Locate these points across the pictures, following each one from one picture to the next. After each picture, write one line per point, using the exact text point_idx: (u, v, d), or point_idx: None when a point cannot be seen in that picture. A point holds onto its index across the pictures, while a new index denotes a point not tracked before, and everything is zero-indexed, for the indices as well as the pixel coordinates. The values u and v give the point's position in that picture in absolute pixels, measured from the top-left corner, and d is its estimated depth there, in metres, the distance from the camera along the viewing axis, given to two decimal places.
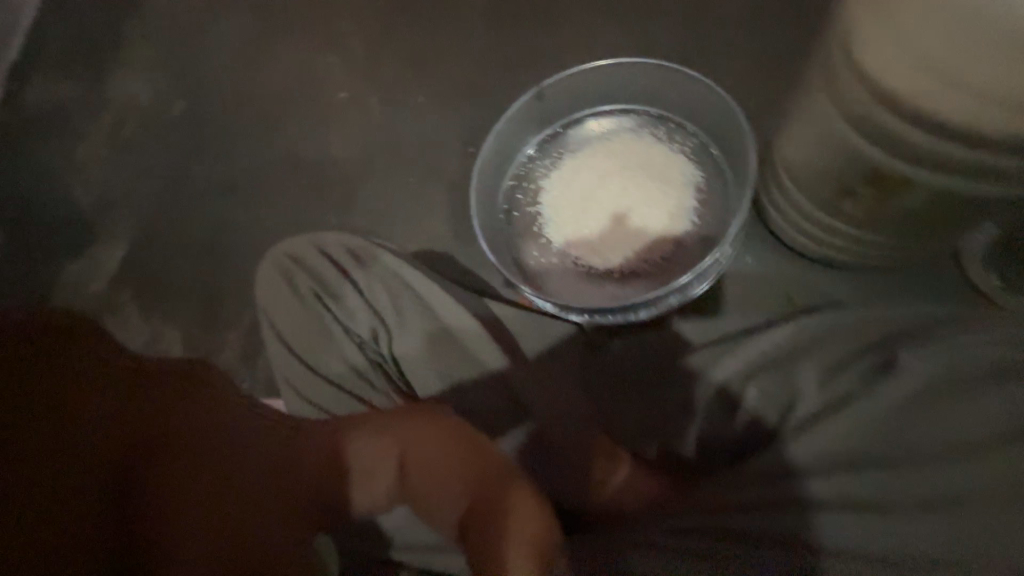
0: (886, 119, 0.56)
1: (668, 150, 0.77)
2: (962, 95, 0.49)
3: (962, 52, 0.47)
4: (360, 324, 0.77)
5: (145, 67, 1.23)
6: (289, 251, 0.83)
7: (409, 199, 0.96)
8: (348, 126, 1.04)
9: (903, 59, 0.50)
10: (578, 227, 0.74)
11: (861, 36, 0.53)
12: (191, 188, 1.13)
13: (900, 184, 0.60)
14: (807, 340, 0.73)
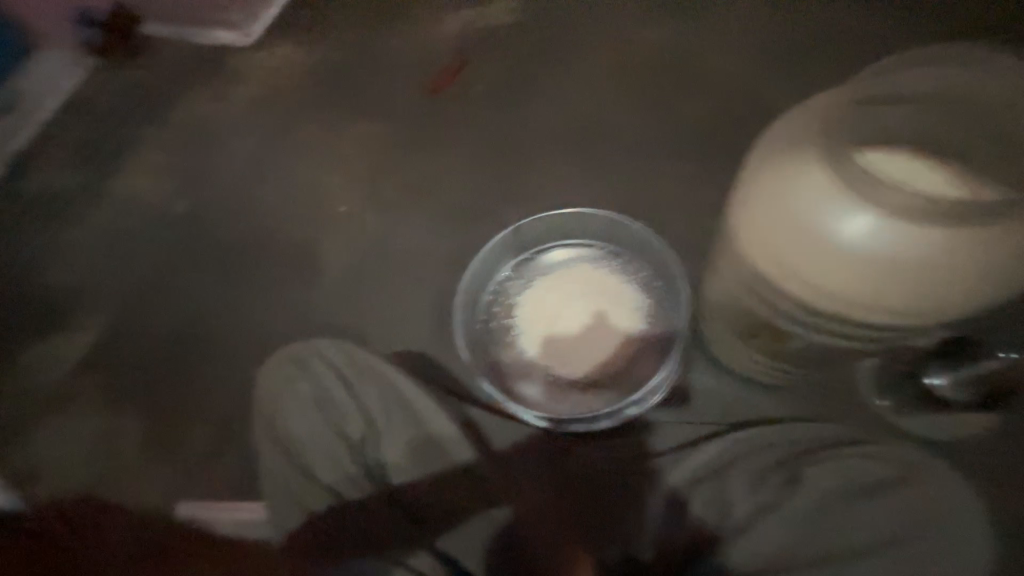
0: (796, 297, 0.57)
1: (624, 281, 0.87)
2: (835, 291, 0.52)
3: (821, 259, 0.51)
4: (350, 425, 0.84)
5: (152, 165, 1.33)
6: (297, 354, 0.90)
7: (404, 304, 1.06)
8: (349, 239, 1.16)
9: (809, 248, 0.52)
10: (546, 342, 0.85)
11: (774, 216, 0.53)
12: (177, 287, 1.19)
13: (793, 342, 0.65)
14: (746, 450, 0.78)
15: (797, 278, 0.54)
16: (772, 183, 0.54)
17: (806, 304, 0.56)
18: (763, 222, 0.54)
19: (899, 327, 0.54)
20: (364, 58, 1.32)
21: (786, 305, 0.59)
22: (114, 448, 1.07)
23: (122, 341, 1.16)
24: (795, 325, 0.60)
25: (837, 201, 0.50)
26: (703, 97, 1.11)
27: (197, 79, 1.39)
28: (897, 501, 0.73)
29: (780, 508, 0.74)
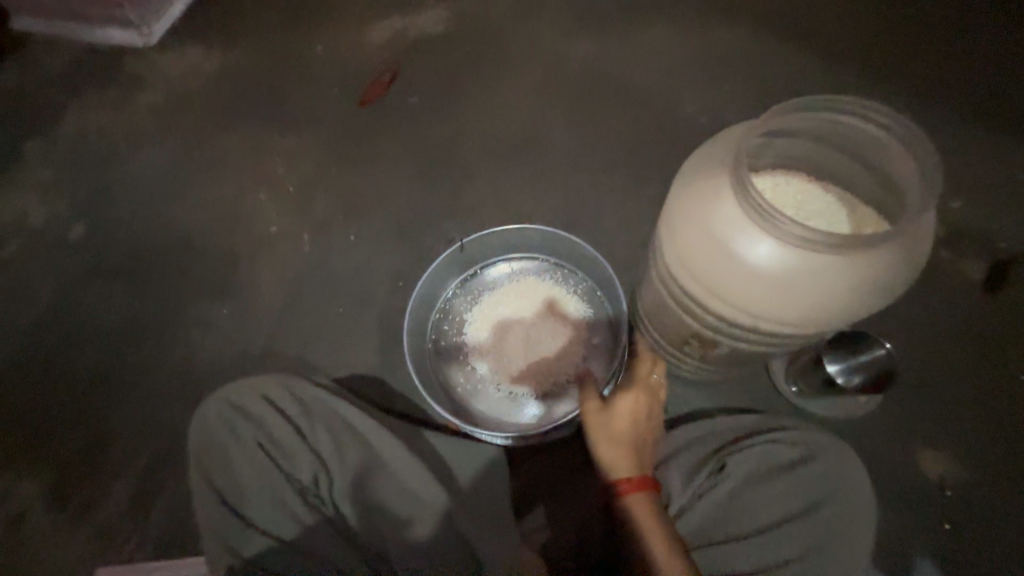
0: (703, 311, 0.61)
1: (566, 293, 0.90)
2: (747, 308, 0.55)
3: (733, 281, 0.53)
4: (298, 468, 0.72)
5: (38, 184, 1.17)
6: (230, 397, 0.77)
7: (342, 325, 1.03)
8: (277, 254, 1.09)
9: (709, 266, 0.55)
10: (496, 359, 0.87)
11: (678, 240, 0.57)
12: (78, 321, 1.06)
13: (720, 346, 0.68)
14: (691, 438, 0.79)
15: (713, 296, 0.56)
16: (690, 208, 0.56)
17: (723, 317, 0.58)
18: (683, 243, 0.56)
19: (817, 328, 0.56)
20: (286, 67, 1.26)
21: (707, 317, 0.61)
22: (7, 516, 0.93)
23: (12, 389, 1.01)
24: (717, 333, 0.64)
25: (747, 228, 0.51)
26: (627, 109, 1.17)
27: (91, 87, 1.25)
28: (823, 479, 0.73)
29: (712, 499, 0.72)
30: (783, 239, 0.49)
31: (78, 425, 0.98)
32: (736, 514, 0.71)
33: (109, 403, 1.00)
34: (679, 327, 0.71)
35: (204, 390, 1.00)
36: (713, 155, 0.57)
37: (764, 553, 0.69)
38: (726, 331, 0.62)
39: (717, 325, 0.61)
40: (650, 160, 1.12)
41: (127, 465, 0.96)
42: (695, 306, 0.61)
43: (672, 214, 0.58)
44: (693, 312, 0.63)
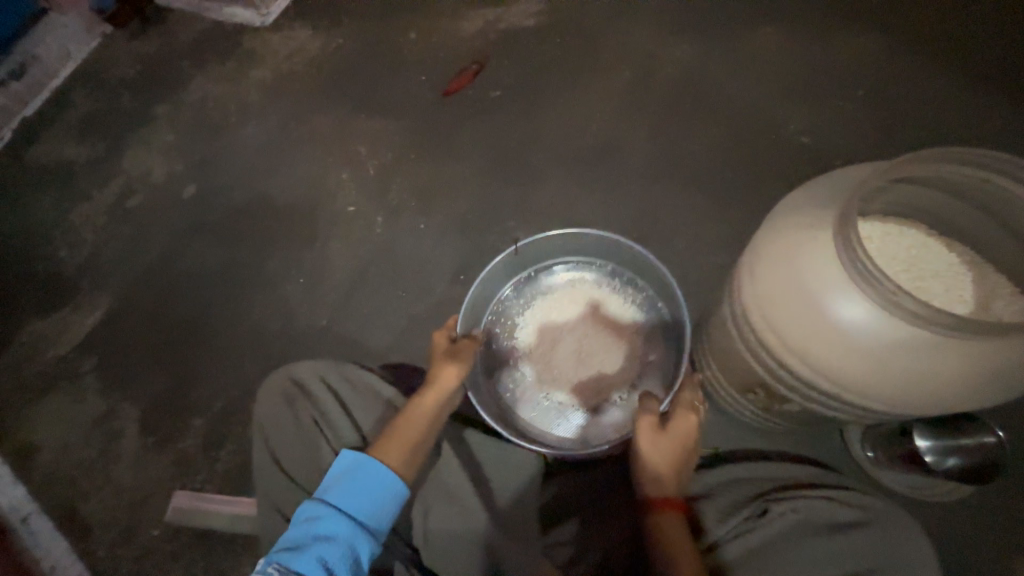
0: (775, 364, 0.58)
1: (622, 303, 0.89)
2: (823, 369, 0.53)
3: (814, 338, 0.52)
4: (346, 443, 0.74)
5: (162, 145, 1.32)
6: (291, 375, 0.78)
7: (402, 309, 1.07)
8: (351, 232, 1.16)
9: (790, 319, 0.53)
10: (548, 367, 0.86)
11: (759, 286, 0.56)
12: (181, 272, 1.20)
13: (788, 403, 0.64)
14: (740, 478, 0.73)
15: (788, 350, 0.54)
16: (778, 253, 0.54)
17: (793, 374, 0.56)
18: (764, 290, 0.55)
19: (907, 406, 0.52)
20: (380, 53, 1.31)
21: (775, 370, 0.59)
22: (110, 431, 1.09)
23: (124, 323, 1.17)
24: (784, 389, 0.61)
25: (842, 285, 0.49)
26: (719, 119, 1.09)
27: (213, 61, 1.39)
28: (882, 546, 0.63)
29: (755, 538, 0.64)
30: (880, 305, 0.47)
31: (172, 363, 1.12)
32: (770, 569, 0.62)
33: (197, 348, 1.13)
34: (747, 373, 0.67)
35: (276, 349, 1.10)
36: (812, 201, 0.54)
37: None
38: (794, 389, 0.59)
39: (785, 381, 0.59)
40: (736, 178, 1.04)
41: (205, 404, 1.08)
42: (765, 358, 0.59)
43: (757, 258, 0.57)
44: (759, 362, 0.61)
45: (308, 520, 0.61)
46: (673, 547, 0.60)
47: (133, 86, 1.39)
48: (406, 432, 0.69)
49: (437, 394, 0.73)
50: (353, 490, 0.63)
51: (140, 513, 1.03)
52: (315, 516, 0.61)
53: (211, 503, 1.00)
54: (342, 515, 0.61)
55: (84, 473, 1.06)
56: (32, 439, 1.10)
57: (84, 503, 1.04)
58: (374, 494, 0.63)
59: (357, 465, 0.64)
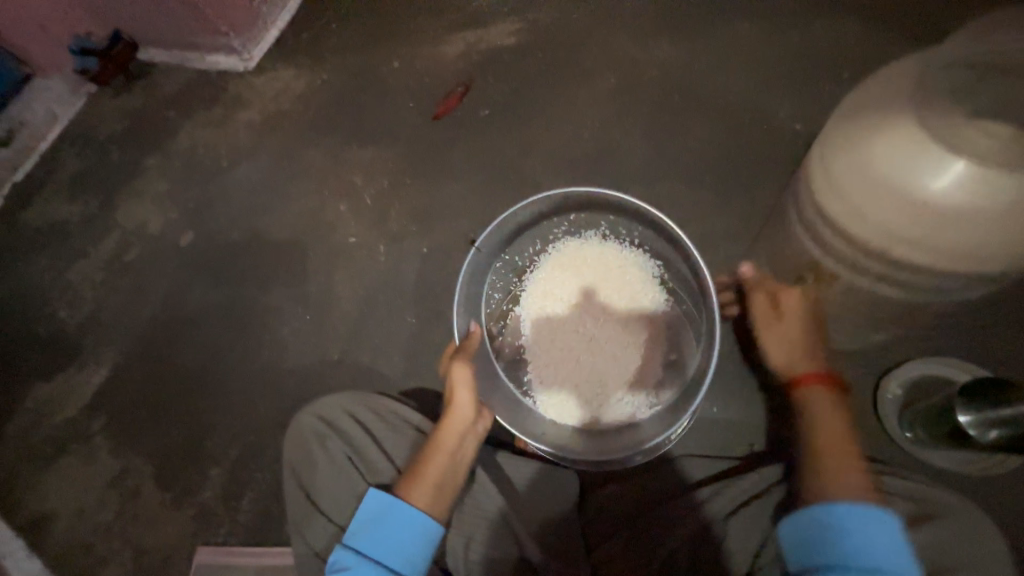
0: (833, 237, 0.69)
1: (627, 284, 0.86)
2: (886, 233, 0.62)
3: (898, 201, 0.59)
4: (380, 475, 0.71)
5: (156, 194, 1.32)
6: (315, 411, 0.77)
7: (412, 334, 1.06)
8: (354, 262, 1.15)
9: (856, 189, 0.62)
10: (564, 364, 0.82)
11: (830, 164, 0.65)
12: (185, 318, 1.18)
13: (834, 283, 0.74)
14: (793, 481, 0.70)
15: (862, 221, 0.63)
16: (856, 140, 0.62)
17: (867, 246, 0.65)
18: (841, 161, 0.64)
19: (952, 271, 0.62)
20: (366, 84, 1.32)
21: (847, 252, 0.68)
22: (125, 491, 1.06)
23: (132, 377, 1.15)
24: (838, 266, 0.71)
25: (928, 151, 0.56)
26: (708, 114, 1.11)
27: (200, 108, 1.40)
28: (950, 542, 0.60)
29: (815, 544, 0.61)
30: (968, 161, 0.55)
31: (182, 413, 1.10)
32: None
33: (207, 394, 1.10)
34: (796, 260, 0.78)
35: (288, 388, 1.08)
36: (880, 98, 0.63)
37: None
38: (858, 264, 0.68)
39: (856, 261, 0.68)
40: (733, 170, 1.05)
41: (220, 453, 1.05)
42: (831, 233, 0.69)
43: (839, 135, 0.65)
44: (829, 247, 0.70)
45: (341, 568, 0.60)
46: (825, 418, 0.70)
47: (122, 140, 1.40)
48: (425, 472, 0.64)
49: (458, 423, 0.68)
50: (382, 536, 0.61)
51: (164, 573, 0.99)
52: (347, 565, 0.60)
53: (236, 555, 0.96)
54: (375, 564, 0.60)
55: (102, 537, 1.03)
56: (43, 506, 1.07)
57: (105, 568, 1.01)
58: (404, 540, 0.61)
59: (384, 509, 0.62)
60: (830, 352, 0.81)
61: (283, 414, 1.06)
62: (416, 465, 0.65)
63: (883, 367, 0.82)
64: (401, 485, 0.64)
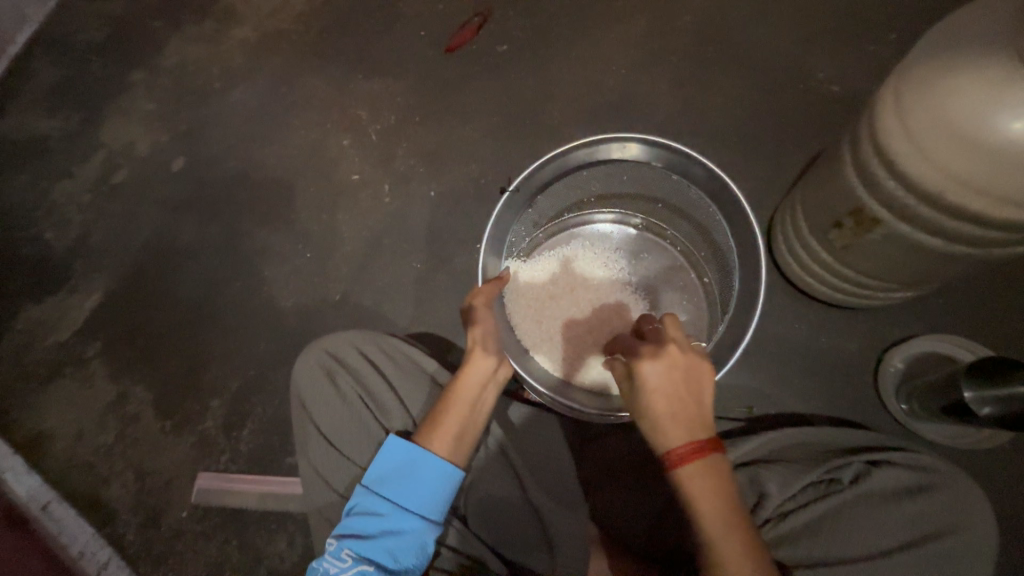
0: (879, 176, 0.59)
1: (646, 260, 0.88)
2: (943, 177, 0.52)
3: (967, 147, 0.49)
4: (393, 419, 0.71)
5: (143, 115, 1.23)
6: (328, 350, 0.75)
7: (417, 280, 1.04)
8: (357, 200, 1.10)
9: (917, 118, 0.52)
10: (572, 336, 0.81)
11: (897, 87, 0.55)
12: (179, 249, 1.14)
13: (874, 230, 0.63)
14: (808, 439, 0.70)
15: (926, 163, 0.53)
16: (934, 72, 0.51)
17: (925, 195, 0.55)
18: (910, 83, 0.54)
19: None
20: (373, 7, 1.21)
21: (902, 199, 0.57)
22: (124, 416, 1.06)
23: (125, 304, 1.13)
24: (883, 210, 0.60)
25: (1019, 88, 0.46)
26: (738, 70, 1.04)
27: (189, 19, 1.28)
28: (940, 509, 0.61)
29: (822, 504, 0.63)
30: None
31: (180, 345, 1.09)
32: (842, 530, 0.61)
33: (205, 326, 1.09)
34: (836, 200, 0.67)
35: (287, 326, 1.06)
36: (972, 21, 0.51)
37: (859, 552, 0.60)
38: (908, 213, 0.58)
39: (907, 208, 0.57)
40: (760, 132, 1.00)
41: (220, 384, 1.05)
42: (880, 172, 0.58)
43: (920, 52, 0.54)
44: (878, 191, 0.60)
45: (367, 511, 0.60)
46: (707, 508, 0.49)
47: (103, 50, 1.28)
48: (444, 422, 0.63)
49: (476, 376, 0.65)
50: (409, 486, 0.60)
51: (165, 496, 1.02)
52: (374, 509, 0.60)
53: (238, 483, 0.99)
54: (402, 510, 0.60)
55: (102, 459, 1.05)
56: (42, 427, 1.07)
57: (107, 488, 1.03)
58: (430, 490, 0.60)
59: (409, 460, 0.61)
60: (823, 326, 0.85)
61: (283, 351, 1.05)
62: (435, 415, 0.64)
63: (886, 343, 0.84)
64: (420, 433, 0.63)
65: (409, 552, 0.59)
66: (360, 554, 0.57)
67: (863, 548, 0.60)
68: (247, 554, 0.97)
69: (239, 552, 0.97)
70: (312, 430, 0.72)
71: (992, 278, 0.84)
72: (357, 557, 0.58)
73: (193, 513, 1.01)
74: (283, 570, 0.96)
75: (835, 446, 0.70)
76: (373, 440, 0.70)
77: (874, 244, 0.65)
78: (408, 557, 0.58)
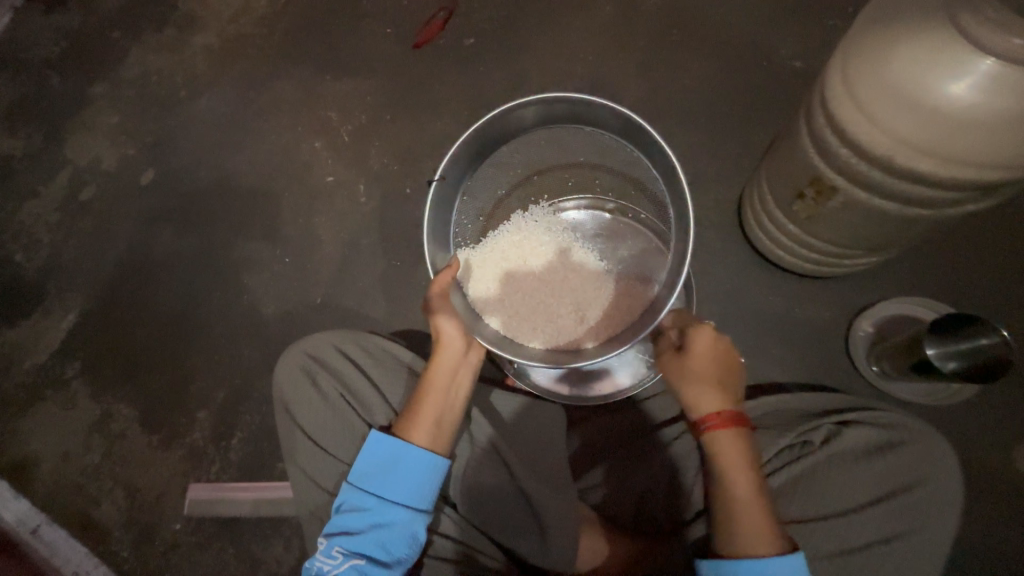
0: (834, 145, 0.60)
1: (623, 241, 0.88)
2: (893, 142, 0.54)
3: (911, 111, 0.51)
4: (376, 414, 0.71)
5: (107, 128, 1.21)
6: (307, 351, 0.75)
7: (398, 277, 1.04)
8: (333, 202, 1.10)
9: (865, 86, 0.54)
10: (539, 309, 0.82)
11: (845, 57, 0.57)
12: (154, 263, 1.13)
13: (834, 198, 0.65)
14: (783, 407, 0.73)
15: (875, 129, 0.54)
16: (874, 42, 0.54)
17: (877, 160, 0.56)
18: (857, 53, 0.55)
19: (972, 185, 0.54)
20: (337, 6, 1.20)
21: (856, 166, 0.59)
22: (110, 434, 1.05)
23: (103, 322, 1.11)
24: (840, 178, 0.62)
25: (954, 52, 0.49)
26: (703, 51, 1.06)
27: (149, 28, 1.25)
28: (910, 463, 0.63)
29: (796, 467, 0.65)
30: (999, 60, 0.47)
31: (162, 359, 1.08)
32: (814, 490, 0.64)
33: (186, 338, 1.08)
34: (798, 171, 0.68)
35: (270, 332, 1.06)
36: None
37: (830, 508, 0.62)
38: (863, 179, 0.59)
39: (862, 174, 0.59)
40: (727, 110, 1.02)
41: (206, 394, 1.05)
42: (834, 141, 0.60)
43: (865, 22, 0.56)
44: (834, 160, 0.61)
45: (355, 508, 0.61)
46: (731, 466, 0.57)
47: (61, 64, 1.25)
48: (422, 412, 0.64)
49: (450, 357, 0.66)
50: (394, 479, 0.61)
51: (157, 511, 1.01)
52: (362, 505, 0.61)
53: (231, 492, 0.99)
54: (390, 503, 0.61)
55: (90, 478, 1.03)
56: (26, 452, 1.05)
57: (97, 508, 1.02)
58: (416, 481, 0.61)
59: (392, 453, 0.62)
60: (796, 296, 0.88)
61: (267, 357, 1.05)
62: (413, 405, 0.65)
63: (856, 308, 0.86)
64: (400, 426, 0.64)
65: (401, 543, 0.60)
66: (351, 551, 0.58)
67: (834, 505, 0.63)
68: (244, 561, 0.97)
69: (236, 560, 0.97)
70: (296, 433, 0.72)
71: (954, 238, 0.87)
72: (348, 552, 0.58)
73: (186, 527, 1.00)
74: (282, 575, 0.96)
75: (809, 411, 0.72)
76: (358, 437, 0.70)
77: (835, 211, 0.66)
78: (400, 548, 0.59)
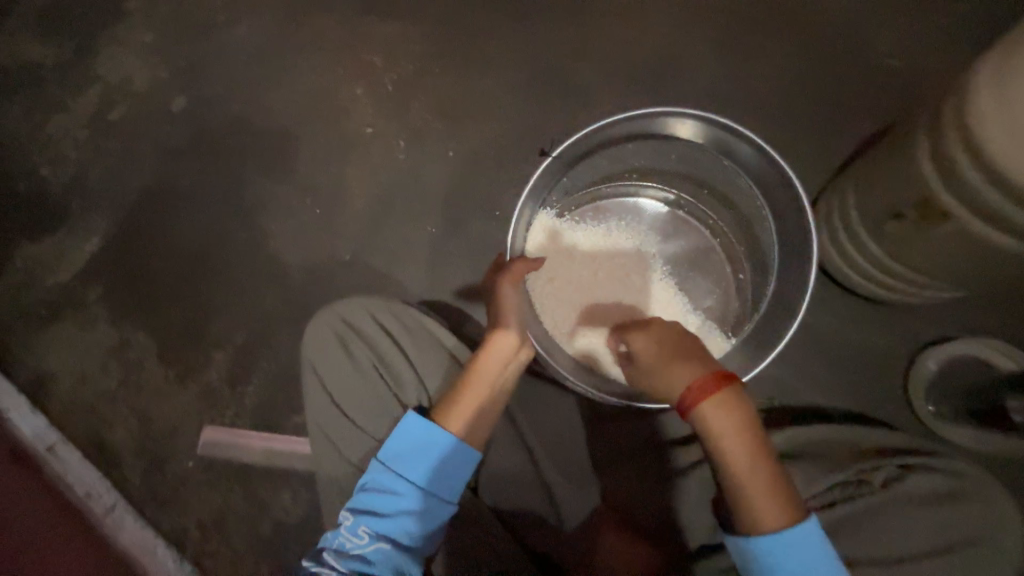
0: (959, 165, 0.54)
1: (681, 242, 0.84)
2: None
3: None
4: (409, 392, 0.70)
5: (141, 45, 1.14)
6: (345, 315, 0.73)
7: (431, 242, 1.00)
8: (371, 155, 1.04)
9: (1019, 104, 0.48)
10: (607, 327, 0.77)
11: (996, 67, 0.50)
12: (181, 194, 1.09)
13: (942, 224, 0.59)
14: (838, 437, 0.70)
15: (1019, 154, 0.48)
16: None
17: (1013, 190, 0.50)
18: (1015, 63, 0.48)
19: None
20: None
21: (982, 193, 0.53)
22: (127, 362, 1.05)
23: (128, 250, 1.08)
24: (956, 202, 0.56)
25: None
26: (790, 37, 0.96)
27: None
28: (968, 517, 0.61)
29: (851, 506, 0.62)
30: None
31: (184, 294, 1.06)
32: (868, 534, 0.61)
33: (209, 277, 1.06)
34: (903, 187, 0.62)
35: (296, 283, 1.03)
36: None
37: (881, 553, 0.60)
38: (987, 208, 0.54)
39: (987, 203, 0.53)
40: (808, 107, 0.93)
41: (226, 336, 1.03)
42: (961, 162, 0.54)
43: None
44: (955, 182, 0.55)
45: (381, 489, 0.59)
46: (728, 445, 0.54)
47: None
48: (462, 403, 0.61)
49: (499, 355, 0.63)
50: (425, 467, 0.59)
51: (170, 443, 1.02)
52: (390, 487, 0.59)
53: (245, 436, 0.99)
54: (419, 490, 0.59)
55: (106, 402, 1.04)
56: (45, 368, 1.06)
57: (112, 432, 1.03)
58: (449, 471, 0.59)
59: (428, 441, 0.59)
60: (853, 317, 0.83)
61: (290, 307, 1.03)
62: (455, 392, 0.62)
63: (922, 340, 0.81)
64: (438, 412, 0.62)
65: (426, 530, 0.58)
66: (376, 532, 0.57)
67: (887, 552, 0.60)
68: (254, 503, 0.98)
69: (246, 502, 0.99)
70: (320, 395, 0.70)
71: None
72: (374, 534, 0.57)
73: (199, 463, 1.01)
74: (289, 523, 0.97)
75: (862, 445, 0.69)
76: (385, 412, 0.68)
77: (939, 237, 0.61)
78: (424, 534, 0.58)
